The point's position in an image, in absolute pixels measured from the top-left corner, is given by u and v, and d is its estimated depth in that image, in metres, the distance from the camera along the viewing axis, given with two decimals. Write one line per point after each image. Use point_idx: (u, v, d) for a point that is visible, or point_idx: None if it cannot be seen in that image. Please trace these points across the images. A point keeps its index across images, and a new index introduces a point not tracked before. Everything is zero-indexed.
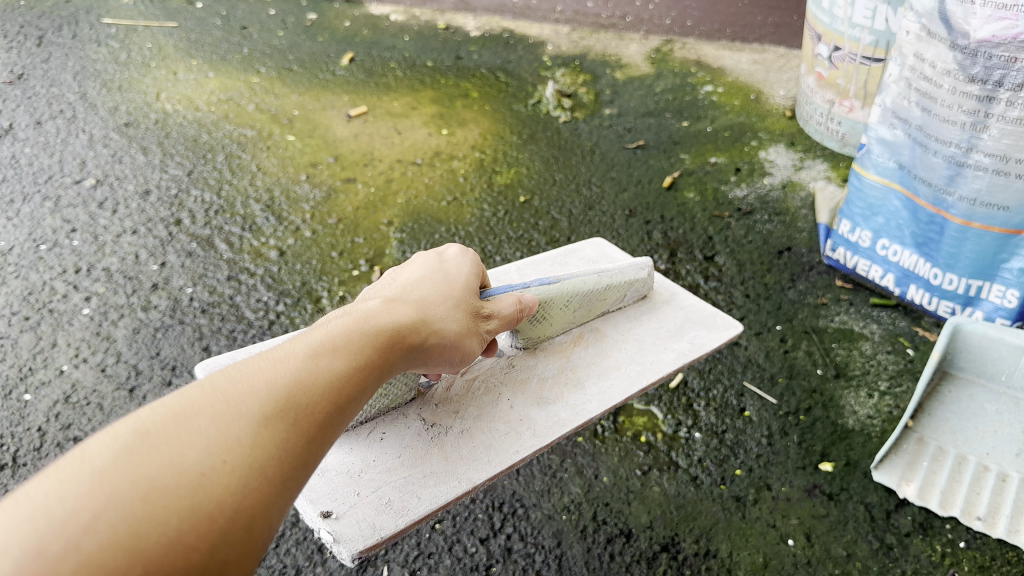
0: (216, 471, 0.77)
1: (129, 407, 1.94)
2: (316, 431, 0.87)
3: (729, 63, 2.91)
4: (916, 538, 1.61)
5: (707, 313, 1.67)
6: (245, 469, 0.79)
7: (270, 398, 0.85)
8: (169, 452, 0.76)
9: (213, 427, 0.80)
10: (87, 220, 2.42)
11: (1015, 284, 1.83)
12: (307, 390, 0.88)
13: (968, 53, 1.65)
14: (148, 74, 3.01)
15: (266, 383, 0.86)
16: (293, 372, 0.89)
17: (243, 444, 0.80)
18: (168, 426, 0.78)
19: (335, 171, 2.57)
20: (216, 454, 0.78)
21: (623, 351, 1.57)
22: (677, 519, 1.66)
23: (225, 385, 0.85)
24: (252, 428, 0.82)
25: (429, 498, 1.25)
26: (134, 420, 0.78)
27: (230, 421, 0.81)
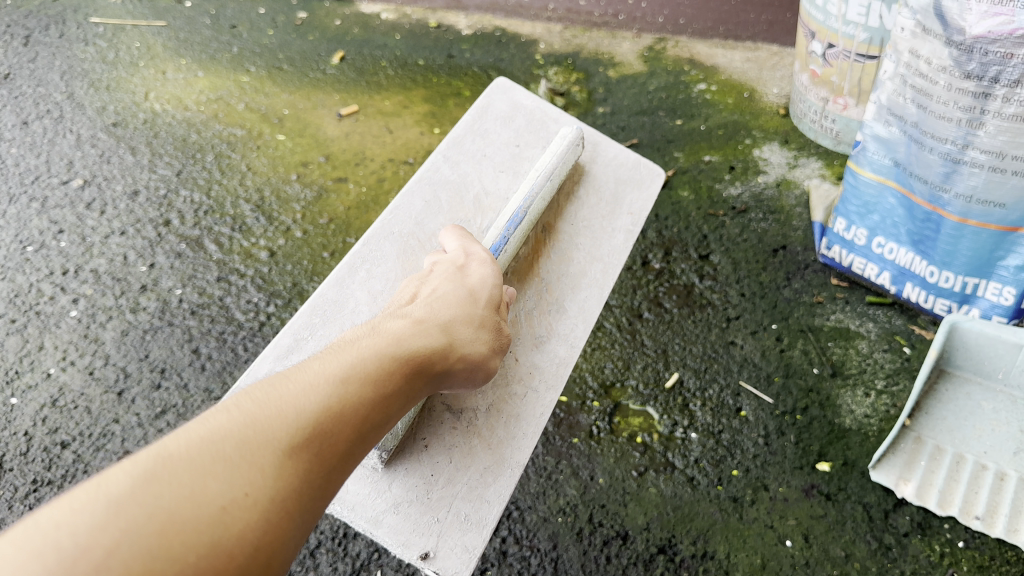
0: (237, 506, 0.83)
1: (117, 410, 1.92)
2: (337, 461, 0.94)
3: (723, 61, 2.89)
4: (915, 538, 1.60)
5: (630, 164, 1.75)
6: (267, 502, 0.85)
7: (297, 426, 0.91)
8: (193, 483, 0.82)
9: (237, 455, 0.86)
10: (74, 220, 2.40)
11: (1012, 281, 1.83)
12: (332, 418, 0.94)
13: (963, 50, 1.64)
14: (136, 74, 2.97)
15: (293, 411, 0.92)
16: (321, 400, 0.95)
17: (267, 475, 0.86)
18: (192, 454, 0.84)
19: (326, 170, 2.55)
20: (238, 487, 0.84)
21: (579, 246, 1.64)
22: (674, 521, 1.65)
23: (254, 410, 0.91)
24: (277, 458, 0.88)
25: (495, 495, 1.34)
26: (160, 446, 0.84)
27: (256, 450, 0.87)
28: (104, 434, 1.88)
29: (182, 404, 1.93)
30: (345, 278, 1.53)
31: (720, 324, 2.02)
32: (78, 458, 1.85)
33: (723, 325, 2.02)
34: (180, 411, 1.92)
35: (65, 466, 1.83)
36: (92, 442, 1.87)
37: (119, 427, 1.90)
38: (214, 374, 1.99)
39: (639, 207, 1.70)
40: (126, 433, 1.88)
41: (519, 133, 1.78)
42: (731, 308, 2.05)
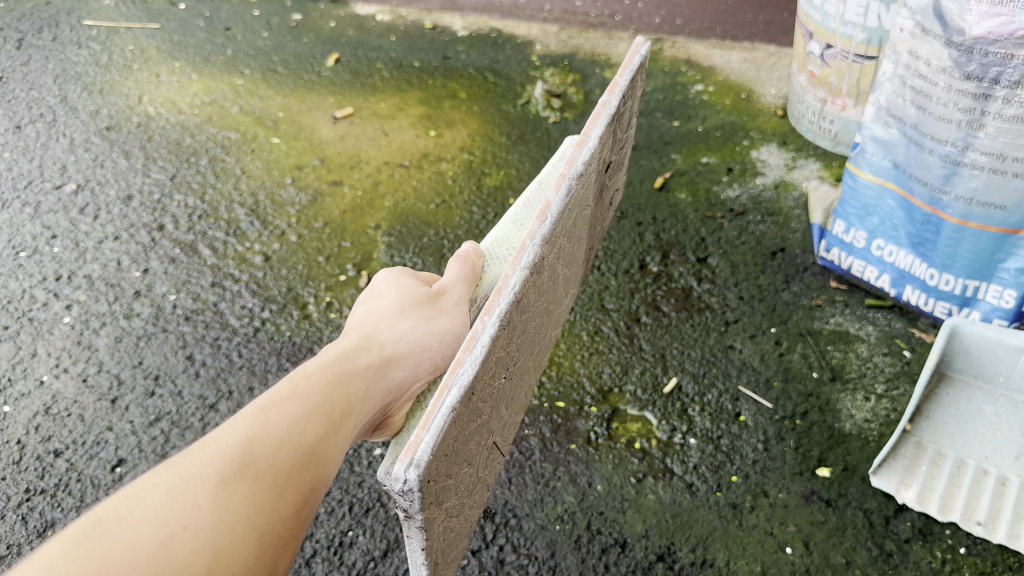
0: (177, 538, 0.88)
1: (111, 418, 1.89)
2: (281, 481, 1.01)
3: (720, 62, 2.88)
4: (916, 545, 1.58)
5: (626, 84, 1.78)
6: (209, 529, 0.91)
7: (228, 459, 0.98)
8: (131, 529, 0.87)
9: (169, 499, 0.91)
10: (68, 226, 2.38)
11: (1012, 284, 1.81)
12: (260, 447, 1.02)
13: (963, 50, 1.63)
14: (130, 77, 2.96)
15: (222, 447, 1.00)
16: (245, 434, 1.03)
17: (204, 507, 0.92)
18: (125, 509, 0.89)
19: (321, 173, 2.53)
20: (174, 522, 0.89)
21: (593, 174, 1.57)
22: (673, 528, 1.63)
23: (182, 462, 0.97)
24: (212, 490, 0.94)
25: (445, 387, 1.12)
26: (92, 512, 0.88)
27: (191, 488, 0.93)
28: (98, 442, 1.85)
29: (176, 411, 1.90)
30: None
31: (719, 327, 2.00)
32: (71, 466, 1.81)
33: (722, 329, 2.00)
34: (174, 418, 1.89)
35: (59, 475, 1.80)
36: (85, 450, 1.84)
37: (112, 434, 1.86)
38: (209, 381, 1.96)
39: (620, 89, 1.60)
40: (119, 441, 1.85)
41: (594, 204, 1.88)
42: (729, 312, 2.04)
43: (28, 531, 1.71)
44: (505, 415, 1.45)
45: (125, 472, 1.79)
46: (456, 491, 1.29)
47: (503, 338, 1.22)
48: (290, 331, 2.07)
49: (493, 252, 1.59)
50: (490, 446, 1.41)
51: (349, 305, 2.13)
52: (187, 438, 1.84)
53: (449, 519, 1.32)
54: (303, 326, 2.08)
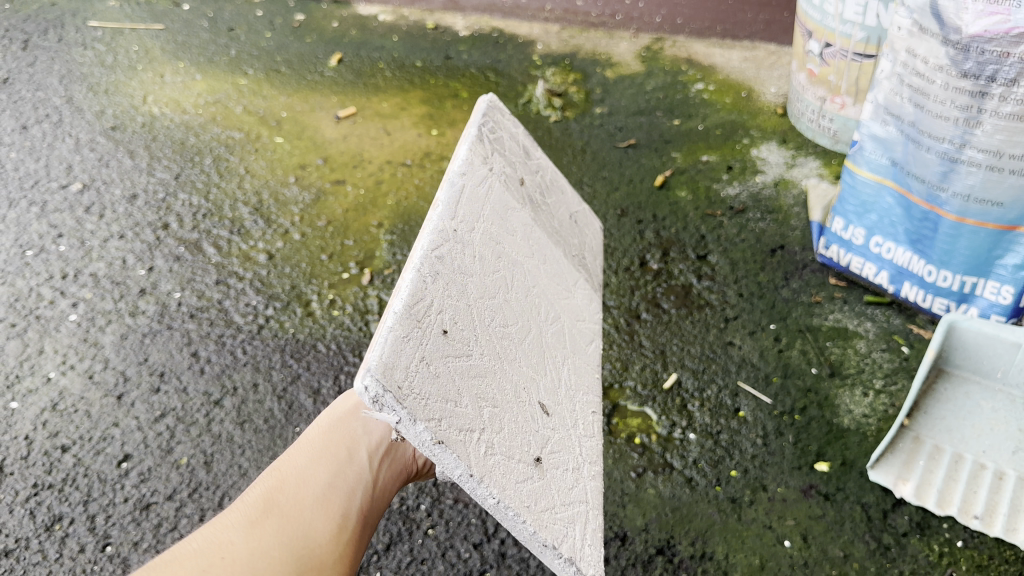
0: (218, 565, 1.13)
1: (117, 414, 1.92)
2: (308, 512, 1.24)
3: (720, 61, 2.89)
4: (913, 538, 1.59)
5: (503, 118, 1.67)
6: (245, 556, 1.15)
7: (255, 505, 1.23)
8: (186, 562, 1.13)
9: (216, 538, 1.17)
10: (74, 224, 2.40)
11: (1010, 280, 1.82)
12: (282, 491, 1.25)
13: (960, 49, 1.65)
14: (134, 77, 2.98)
15: (251, 498, 1.24)
16: (269, 482, 1.26)
17: (238, 541, 1.17)
18: (177, 555, 1.15)
19: (324, 172, 2.55)
20: (214, 557, 1.14)
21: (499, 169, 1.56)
22: (672, 522, 1.65)
23: (219, 514, 1.22)
24: (244, 530, 1.19)
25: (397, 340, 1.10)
26: (153, 562, 1.15)
27: (228, 531, 1.19)
28: (104, 437, 1.87)
29: (181, 407, 1.92)
30: None
31: (718, 324, 2.02)
32: (78, 462, 1.83)
33: (721, 325, 2.02)
34: (179, 414, 1.91)
35: (66, 470, 1.82)
36: (92, 446, 1.86)
37: (118, 430, 1.88)
38: (213, 378, 1.98)
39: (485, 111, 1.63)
40: (126, 436, 1.87)
41: None
42: (729, 309, 2.06)
43: (35, 526, 1.72)
44: (544, 377, 1.37)
45: (131, 468, 1.81)
46: (513, 441, 1.21)
47: (445, 286, 1.22)
48: (294, 329, 2.09)
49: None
50: (543, 405, 1.32)
51: (352, 302, 2.15)
52: (192, 433, 1.86)
53: (538, 479, 1.21)
54: (306, 323, 2.10)
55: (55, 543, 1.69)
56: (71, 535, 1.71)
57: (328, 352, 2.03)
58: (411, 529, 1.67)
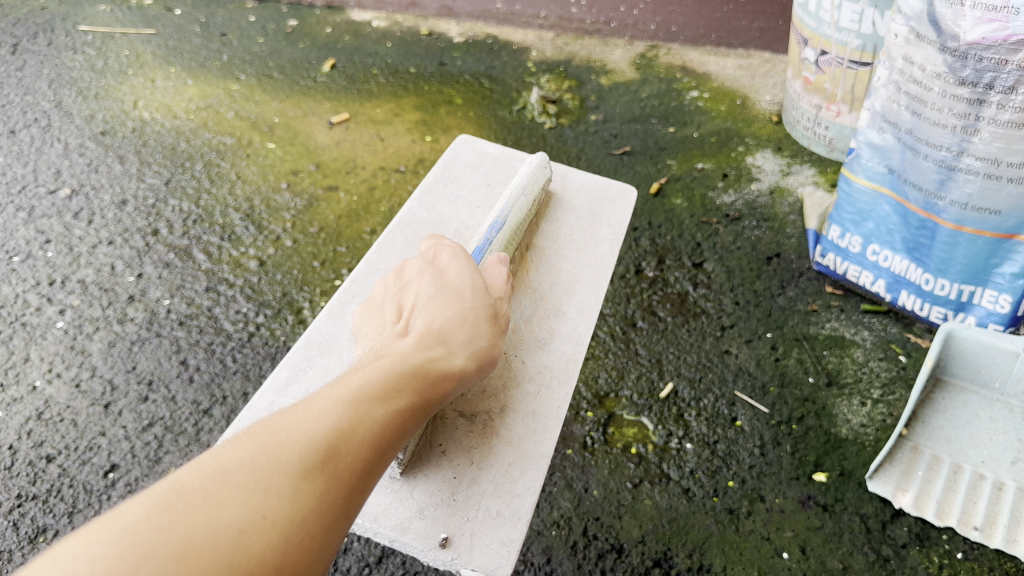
0: (255, 527, 0.82)
1: (104, 423, 1.88)
2: (359, 483, 0.92)
3: (715, 68, 2.89)
4: (912, 550, 1.58)
5: (600, 186, 1.66)
6: (287, 523, 0.84)
7: (309, 452, 0.90)
8: (205, 509, 0.81)
9: (250, 481, 0.85)
10: (62, 230, 2.37)
11: (1008, 289, 1.81)
12: (346, 445, 0.92)
13: (958, 56, 1.63)
14: (125, 82, 2.95)
15: (305, 440, 0.91)
16: (333, 422, 0.93)
17: (282, 498, 0.85)
18: (207, 485, 0.84)
19: (317, 178, 2.53)
20: (255, 510, 0.83)
21: (566, 259, 1.51)
22: (669, 533, 1.62)
23: (268, 434, 0.91)
24: (291, 483, 0.87)
25: (527, 489, 1.19)
26: (171, 481, 0.83)
27: (268, 477, 0.86)
28: (91, 447, 1.84)
29: (169, 416, 1.89)
30: (337, 313, 1.37)
31: (715, 333, 2.00)
32: (64, 472, 1.80)
33: (718, 334, 2.00)
34: (168, 423, 1.88)
35: (51, 481, 1.78)
36: (78, 456, 1.82)
37: (105, 440, 1.85)
38: (202, 386, 1.95)
39: (615, 222, 1.59)
40: (113, 446, 1.84)
41: (487, 176, 1.66)
42: (725, 317, 2.04)
43: (19, 538, 1.69)
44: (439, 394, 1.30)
45: (118, 478, 1.78)
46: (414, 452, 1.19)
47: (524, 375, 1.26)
48: (285, 337, 2.06)
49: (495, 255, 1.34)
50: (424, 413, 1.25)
51: None
52: (180, 443, 1.83)
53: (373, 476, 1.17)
54: (298, 331, 2.07)
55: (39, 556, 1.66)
56: None
57: None
58: None
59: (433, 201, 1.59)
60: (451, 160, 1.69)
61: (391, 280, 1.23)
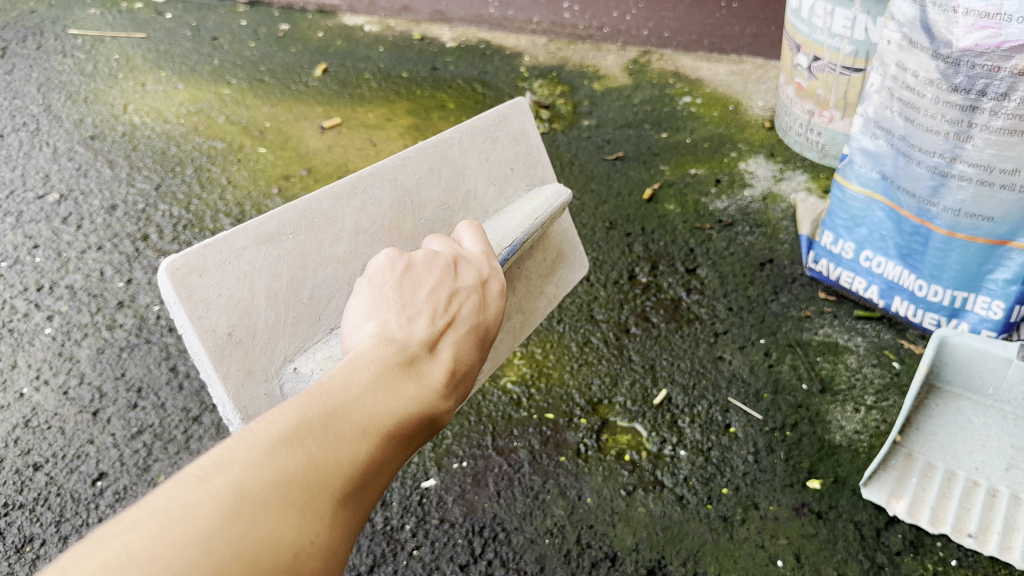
0: (307, 553, 0.74)
1: (92, 431, 1.86)
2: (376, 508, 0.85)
3: (707, 74, 2.89)
4: (907, 557, 1.56)
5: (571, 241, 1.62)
6: (330, 555, 0.76)
7: (350, 481, 0.80)
8: (263, 530, 0.72)
9: (303, 505, 0.75)
10: (50, 235, 2.35)
11: (1000, 295, 1.80)
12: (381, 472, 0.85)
13: (950, 62, 1.64)
14: (115, 86, 2.93)
15: (348, 466, 0.80)
16: (379, 442, 0.84)
17: (327, 524, 0.76)
18: (266, 492, 0.73)
19: (308, 183, 2.51)
20: (308, 534, 0.74)
21: (516, 292, 1.49)
22: (663, 541, 1.61)
23: (319, 437, 0.80)
24: (334, 508, 0.78)
25: None
26: (232, 478, 0.73)
27: (316, 499, 0.77)
28: (78, 455, 1.81)
29: (159, 423, 1.87)
30: (341, 196, 1.26)
31: (708, 339, 2.00)
32: (51, 480, 1.77)
33: (711, 340, 1.99)
34: (157, 430, 1.86)
35: (38, 489, 1.76)
36: (65, 464, 1.80)
37: (93, 448, 1.83)
38: (192, 393, 1.93)
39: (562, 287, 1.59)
40: (101, 454, 1.82)
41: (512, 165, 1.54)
42: (718, 323, 2.03)
43: (4, 547, 1.67)
44: None
45: (106, 486, 1.76)
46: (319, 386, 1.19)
47: None
48: None
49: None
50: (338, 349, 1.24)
51: None
52: (169, 451, 1.82)
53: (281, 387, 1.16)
54: None
55: (25, 566, 1.64)
56: (41, 557, 1.65)
57: None
58: (394, 550, 1.62)
59: (461, 156, 1.45)
60: (499, 122, 1.54)
61: (439, 266, 1.07)
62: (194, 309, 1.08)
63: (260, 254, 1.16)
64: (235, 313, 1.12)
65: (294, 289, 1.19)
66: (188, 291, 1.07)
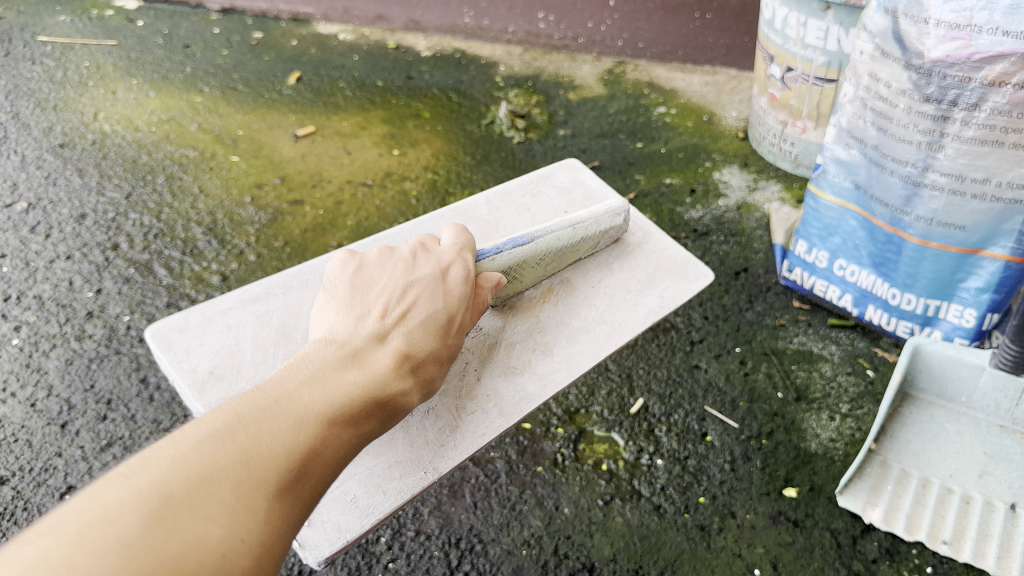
0: (237, 552, 0.73)
1: (60, 444, 1.82)
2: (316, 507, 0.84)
3: (682, 85, 2.91)
4: (883, 565, 1.58)
5: (679, 257, 1.47)
6: (264, 550, 0.75)
7: (285, 472, 0.81)
8: (194, 524, 0.71)
9: (234, 498, 0.75)
10: (18, 245, 2.31)
11: (973, 304, 1.81)
12: (319, 465, 0.85)
13: (922, 73, 1.65)
14: (85, 94, 2.90)
15: (280, 458, 0.81)
16: (313, 441, 0.85)
17: (259, 520, 0.76)
18: (192, 489, 0.74)
19: (282, 192, 2.49)
20: (236, 531, 0.74)
21: (596, 300, 1.38)
22: (641, 551, 1.60)
23: (248, 441, 0.81)
24: (267, 503, 0.78)
25: (393, 494, 1.06)
26: (157, 478, 0.73)
27: (247, 493, 0.77)
28: (47, 468, 1.77)
29: (129, 436, 1.84)
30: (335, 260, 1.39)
31: (684, 347, 2.00)
32: (18, 494, 1.73)
33: (687, 349, 2.00)
34: (127, 443, 1.82)
35: (4, 503, 1.71)
36: (33, 477, 1.76)
37: (62, 461, 1.79)
38: (163, 405, 1.90)
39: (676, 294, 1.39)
40: (70, 467, 1.78)
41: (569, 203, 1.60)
42: (695, 332, 2.04)
43: None
44: None
45: None
46: None
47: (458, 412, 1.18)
48: None
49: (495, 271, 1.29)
50: None
51: None
52: None
53: None
54: None
55: None
56: None
57: None
58: (370, 563, 1.60)
59: (498, 208, 1.58)
60: (545, 178, 1.67)
61: (393, 278, 1.12)
62: (174, 356, 1.20)
63: (246, 312, 1.29)
64: (219, 356, 1.21)
65: (284, 333, 1.26)
66: (167, 343, 1.22)
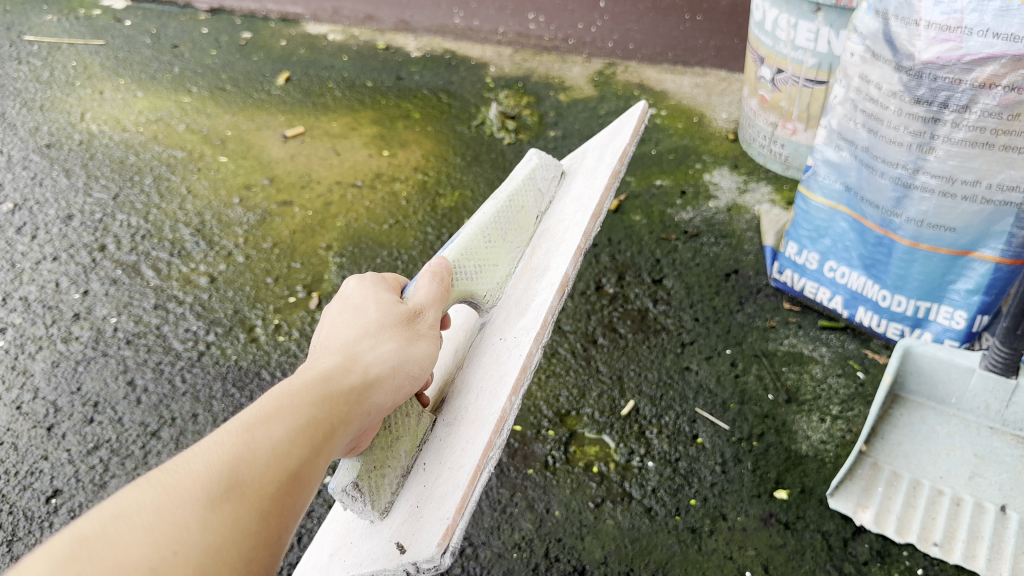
0: (168, 566, 0.71)
1: (46, 447, 1.80)
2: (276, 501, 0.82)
3: (672, 86, 2.91)
4: (874, 566, 1.57)
5: (611, 131, 1.63)
6: (204, 555, 0.73)
7: (209, 478, 0.78)
8: (112, 553, 0.69)
9: (156, 517, 0.73)
10: (4, 246, 2.29)
11: (963, 305, 1.82)
12: (256, 459, 0.82)
13: (913, 75, 1.66)
14: (72, 94, 2.87)
15: (202, 466, 0.78)
16: (240, 440, 0.83)
17: (192, 531, 0.74)
18: (107, 524, 0.71)
19: (270, 193, 2.48)
20: (164, 546, 0.72)
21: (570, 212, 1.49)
22: (632, 554, 1.60)
23: (168, 466, 0.79)
24: (200, 512, 0.75)
25: (472, 453, 1.12)
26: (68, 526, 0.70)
27: (175, 508, 0.74)
28: (32, 472, 1.75)
29: (115, 439, 1.82)
30: None
31: (675, 349, 2.00)
32: (3, 498, 1.71)
33: (678, 350, 1.99)
34: (114, 446, 1.80)
35: None
36: (18, 481, 1.74)
37: (47, 464, 1.77)
38: (150, 408, 1.88)
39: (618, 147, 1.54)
40: (56, 470, 1.76)
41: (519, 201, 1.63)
42: (685, 333, 2.03)
43: None
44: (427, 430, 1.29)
45: (61, 504, 1.70)
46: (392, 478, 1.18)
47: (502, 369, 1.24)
48: (237, 355, 2.00)
49: (461, 262, 1.30)
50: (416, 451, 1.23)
51: (299, 327, 2.06)
52: (127, 467, 1.76)
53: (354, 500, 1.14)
54: (250, 349, 2.01)
55: None
56: None
57: (273, 379, 1.94)
58: None
59: None
60: None
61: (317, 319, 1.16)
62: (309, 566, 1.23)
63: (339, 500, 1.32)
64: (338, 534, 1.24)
65: None
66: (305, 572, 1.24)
